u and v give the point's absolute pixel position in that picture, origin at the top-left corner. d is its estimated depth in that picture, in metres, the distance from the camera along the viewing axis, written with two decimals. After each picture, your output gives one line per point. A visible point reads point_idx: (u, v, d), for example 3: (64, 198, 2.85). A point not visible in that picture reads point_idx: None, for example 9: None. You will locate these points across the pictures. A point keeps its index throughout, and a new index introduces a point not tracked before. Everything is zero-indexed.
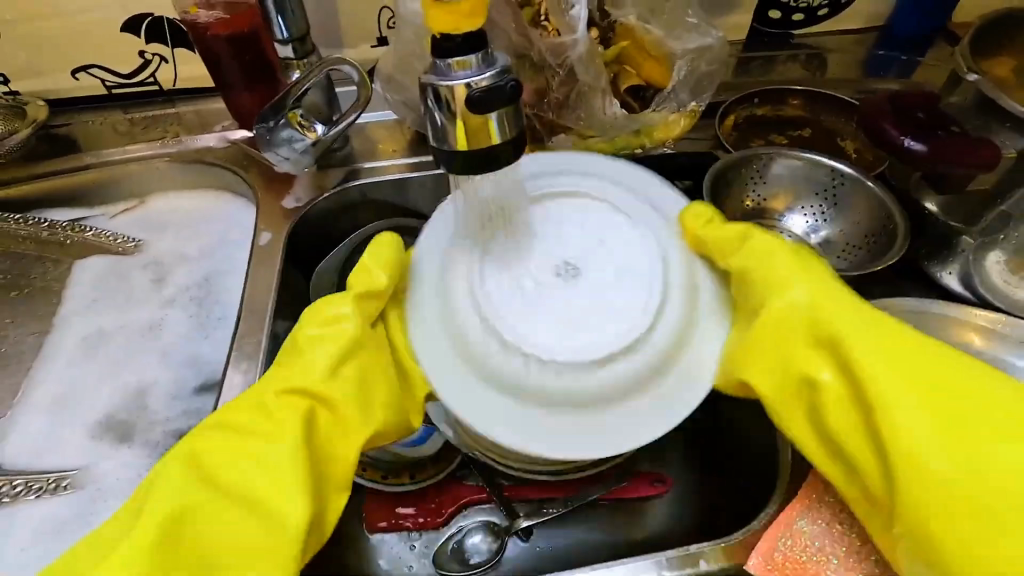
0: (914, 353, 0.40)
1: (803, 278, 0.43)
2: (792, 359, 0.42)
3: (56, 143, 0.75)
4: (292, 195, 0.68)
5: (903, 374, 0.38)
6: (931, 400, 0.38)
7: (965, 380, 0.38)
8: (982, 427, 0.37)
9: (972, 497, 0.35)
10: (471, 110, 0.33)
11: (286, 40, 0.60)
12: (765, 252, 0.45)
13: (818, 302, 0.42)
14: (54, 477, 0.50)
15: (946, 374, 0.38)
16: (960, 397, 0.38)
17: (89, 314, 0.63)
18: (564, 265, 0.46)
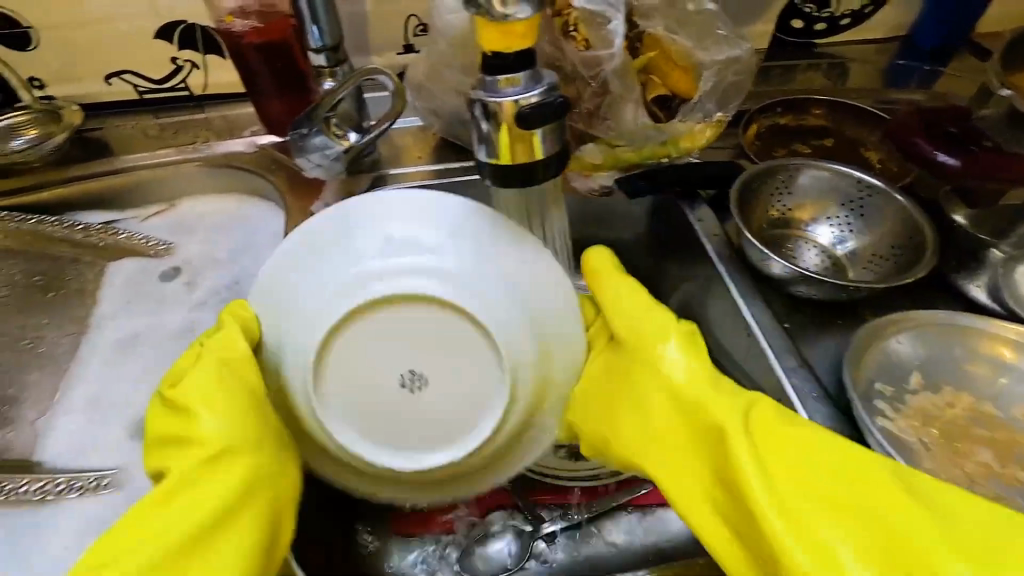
0: (824, 444, 0.39)
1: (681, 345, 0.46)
2: (705, 448, 0.43)
3: (89, 147, 0.77)
4: (322, 200, 0.69)
5: (783, 456, 0.39)
6: (818, 484, 0.37)
7: (857, 467, 0.38)
8: (869, 512, 0.36)
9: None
10: (518, 126, 0.34)
11: (319, 49, 0.61)
12: (651, 311, 0.48)
13: (692, 377, 0.45)
14: (95, 477, 0.52)
15: (844, 462, 0.38)
16: (845, 481, 0.37)
17: (123, 315, 0.65)
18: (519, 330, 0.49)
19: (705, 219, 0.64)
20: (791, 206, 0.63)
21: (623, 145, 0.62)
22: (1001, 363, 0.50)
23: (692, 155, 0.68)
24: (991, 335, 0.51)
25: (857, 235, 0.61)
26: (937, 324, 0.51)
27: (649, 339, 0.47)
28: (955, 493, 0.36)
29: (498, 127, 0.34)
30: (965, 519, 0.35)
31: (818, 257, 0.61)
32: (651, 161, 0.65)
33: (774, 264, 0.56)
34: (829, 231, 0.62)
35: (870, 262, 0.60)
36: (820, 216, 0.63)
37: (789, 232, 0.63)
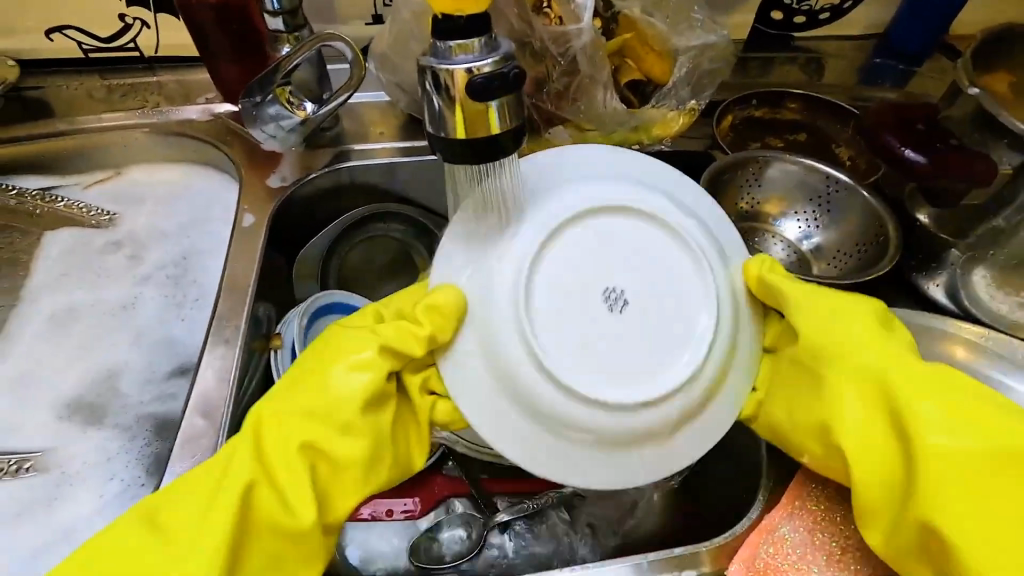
0: (850, 348, 0.39)
1: (874, 348, 0.38)
2: (791, 406, 0.41)
3: (26, 106, 0.71)
4: (278, 172, 0.65)
5: (853, 375, 0.38)
6: (873, 392, 0.38)
7: (833, 337, 0.39)
8: (909, 386, 0.37)
9: (885, 378, 0.37)
10: (471, 98, 0.32)
11: (276, 12, 0.58)
12: (850, 314, 0.40)
13: (805, 334, 0.40)
14: (16, 460, 0.48)
15: (831, 338, 0.39)
16: (834, 354, 0.39)
17: (58, 288, 0.61)
18: (613, 292, 0.39)
19: None
20: (761, 199, 0.63)
21: (592, 129, 0.59)
22: (959, 363, 0.50)
23: (665, 143, 0.66)
24: (949, 335, 0.51)
25: (823, 231, 0.61)
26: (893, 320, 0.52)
27: (827, 317, 0.40)
28: (855, 333, 0.39)
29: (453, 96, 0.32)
30: (876, 430, 0.37)
31: (784, 251, 0.61)
32: (621, 146, 0.62)
33: None
34: (796, 227, 0.62)
35: (834, 258, 0.60)
36: (787, 211, 0.62)
37: (757, 226, 0.63)
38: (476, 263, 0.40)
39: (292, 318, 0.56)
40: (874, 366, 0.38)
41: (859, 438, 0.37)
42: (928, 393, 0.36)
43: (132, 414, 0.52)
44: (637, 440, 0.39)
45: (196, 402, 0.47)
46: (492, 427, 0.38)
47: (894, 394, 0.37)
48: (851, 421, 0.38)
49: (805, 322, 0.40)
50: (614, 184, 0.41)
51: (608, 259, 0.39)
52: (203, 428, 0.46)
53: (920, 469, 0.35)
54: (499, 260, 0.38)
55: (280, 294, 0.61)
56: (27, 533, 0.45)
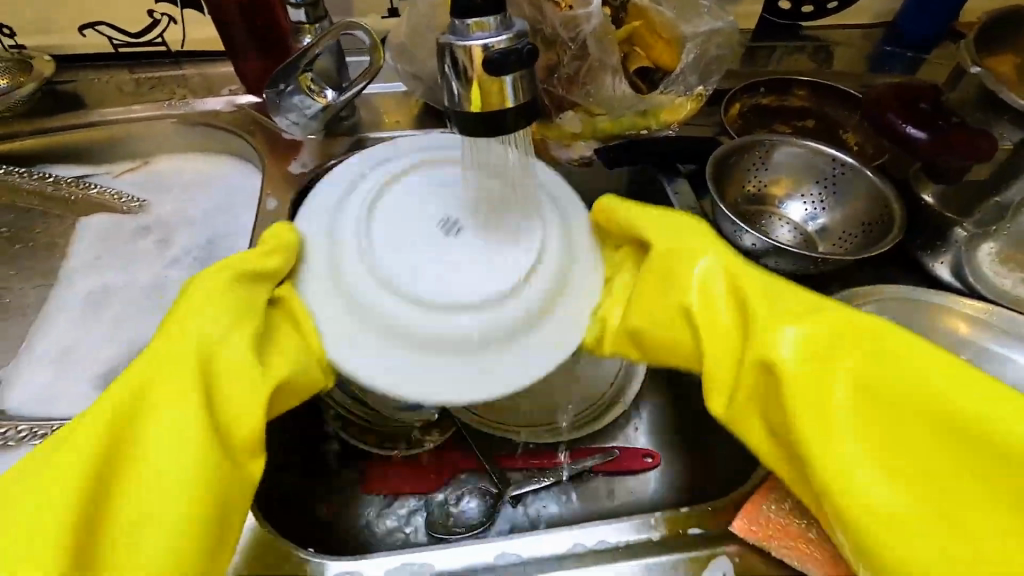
0: (900, 357, 0.38)
1: (710, 250, 0.44)
2: (728, 366, 0.41)
3: (60, 99, 0.75)
4: (299, 160, 0.68)
5: (867, 377, 0.38)
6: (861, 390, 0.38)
7: (908, 369, 0.37)
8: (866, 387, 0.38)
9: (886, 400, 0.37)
10: (487, 73, 0.34)
11: (298, 4, 0.60)
12: (680, 227, 0.47)
13: (723, 271, 0.43)
14: (60, 426, 0.51)
15: (905, 374, 0.37)
16: (926, 397, 0.37)
17: (93, 270, 0.64)
18: (450, 222, 0.48)
19: (682, 192, 0.66)
20: (767, 182, 0.64)
21: (602, 114, 0.61)
22: (962, 338, 0.52)
23: (671, 129, 0.68)
24: (954, 312, 0.53)
25: (829, 212, 0.62)
26: (897, 295, 0.53)
27: (662, 230, 0.47)
28: (918, 356, 0.37)
29: (466, 73, 0.34)
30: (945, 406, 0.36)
31: (790, 232, 0.63)
32: (629, 132, 0.65)
33: (746, 236, 0.56)
34: (801, 208, 0.63)
35: (841, 238, 0.61)
36: (794, 193, 0.64)
37: (763, 208, 0.64)
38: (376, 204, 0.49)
39: None
40: (887, 387, 0.37)
41: (837, 414, 0.37)
42: (871, 374, 0.38)
43: None
44: (505, 337, 0.44)
45: None
46: (399, 358, 0.43)
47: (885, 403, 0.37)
48: (807, 405, 0.37)
49: (691, 257, 0.44)
50: (449, 143, 0.54)
51: (445, 200, 0.49)
52: None
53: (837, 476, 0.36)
54: (336, 226, 0.48)
55: None
56: None
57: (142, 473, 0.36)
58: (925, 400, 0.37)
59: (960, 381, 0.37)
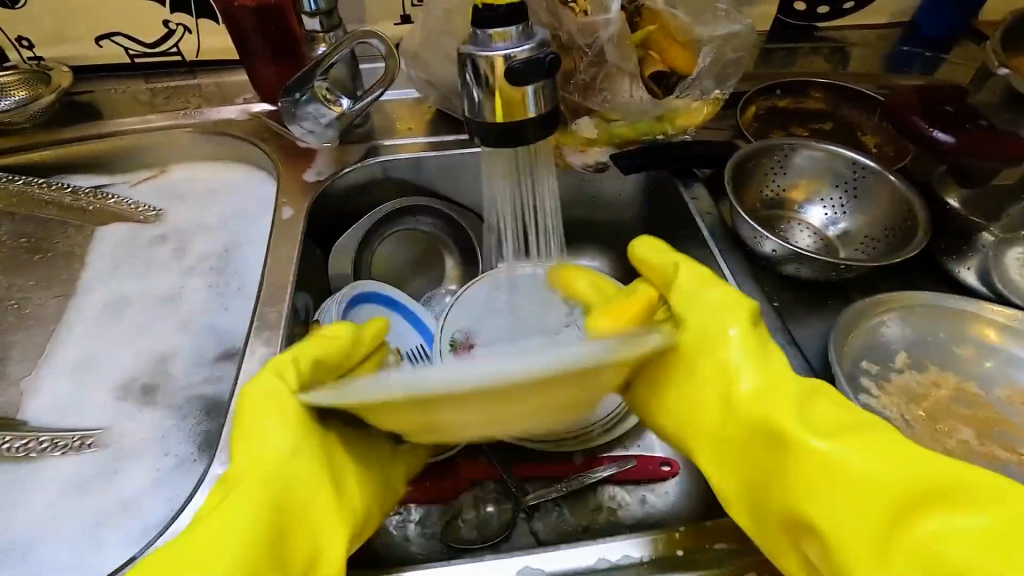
0: (906, 454, 0.33)
1: (736, 320, 0.42)
2: (734, 454, 0.39)
3: (78, 110, 0.76)
4: (313, 168, 0.68)
5: (883, 475, 0.33)
6: (879, 507, 0.32)
7: (902, 478, 0.32)
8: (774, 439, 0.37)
9: (801, 471, 0.35)
10: (510, 83, 0.34)
11: (313, 13, 0.60)
12: (697, 298, 0.44)
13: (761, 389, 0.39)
14: (80, 436, 0.51)
15: (942, 479, 0.32)
16: (948, 505, 0.31)
17: (111, 279, 0.64)
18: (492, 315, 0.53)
19: (698, 196, 0.64)
20: (785, 186, 0.63)
21: (618, 119, 0.62)
22: (987, 345, 0.51)
23: (688, 134, 0.67)
24: (978, 318, 0.52)
25: (850, 216, 0.61)
26: (923, 303, 0.52)
27: (701, 309, 0.44)
28: (908, 456, 0.33)
29: (489, 88, 0.34)
30: (877, 504, 0.32)
31: (810, 237, 0.62)
32: (646, 137, 0.64)
33: (766, 242, 0.55)
34: (821, 213, 0.62)
35: (862, 243, 0.60)
36: (813, 197, 0.63)
37: (782, 213, 0.63)
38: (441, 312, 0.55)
39: (332, 301, 0.60)
40: (854, 481, 0.33)
41: (789, 485, 0.36)
42: (851, 463, 0.34)
43: (183, 395, 0.55)
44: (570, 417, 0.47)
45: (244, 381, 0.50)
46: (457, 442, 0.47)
47: (786, 479, 0.36)
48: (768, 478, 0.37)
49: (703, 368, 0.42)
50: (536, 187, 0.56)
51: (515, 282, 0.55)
52: None
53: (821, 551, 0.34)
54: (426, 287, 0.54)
55: (316, 283, 0.64)
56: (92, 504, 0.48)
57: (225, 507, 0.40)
58: (915, 485, 0.32)
59: (896, 460, 0.33)
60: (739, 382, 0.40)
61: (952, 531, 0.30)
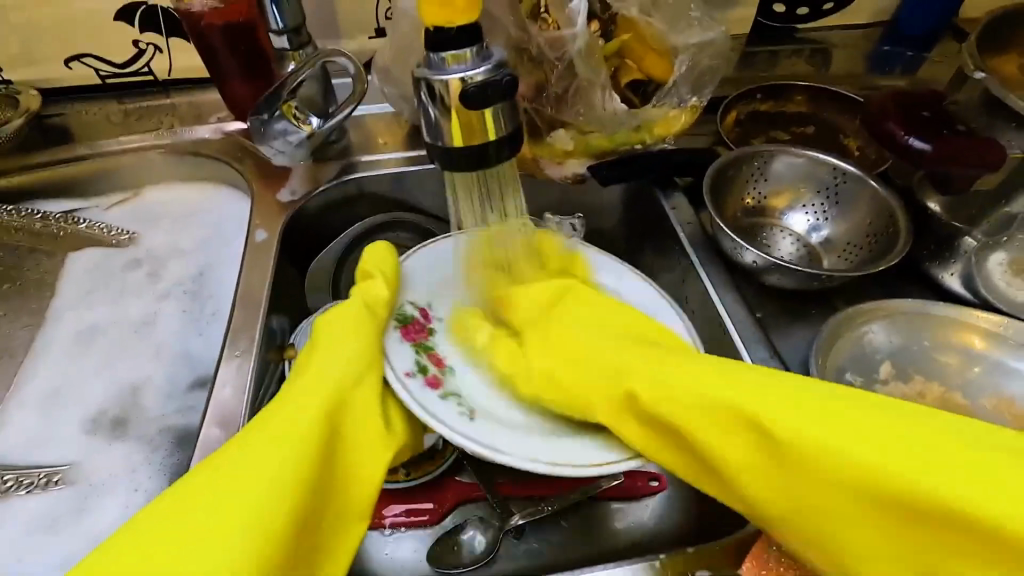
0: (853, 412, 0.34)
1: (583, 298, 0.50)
2: (682, 378, 0.39)
3: (49, 134, 0.74)
4: (287, 187, 0.67)
5: (845, 427, 0.33)
6: (848, 431, 0.33)
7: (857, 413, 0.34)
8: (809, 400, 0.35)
9: (817, 436, 0.33)
10: (466, 106, 0.33)
11: (280, 31, 0.59)
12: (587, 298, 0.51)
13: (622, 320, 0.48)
14: (46, 473, 0.50)
15: (862, 415, 0.33)
16: (866, 420, 0.33)
17: (83, 307, 0.63)
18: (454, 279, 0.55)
19: (679, 206, 0.63)
20: (767, 193, 0.62)
21: (593, 131, 0.61)
22: (972, 353, 0.50)
23: (667, 141, 0.66)
24: (961, 324, 0.50)
25: (832, 222, 0.60)
26: (907, 312, 0.51)
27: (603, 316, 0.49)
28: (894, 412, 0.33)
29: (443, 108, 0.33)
30: (841, 414, 0.34)
31: (792, 245, 0.61)
32: (623, 147, 0.63)
33: (747, 253, 0.54)
34: (804, 219, 0.61)
35: (845, 250, 0.59)
36: (795, 204, 0.62)
37: (764, 221, 0.62)
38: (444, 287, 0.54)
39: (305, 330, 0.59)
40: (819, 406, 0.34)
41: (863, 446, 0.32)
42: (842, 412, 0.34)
43: (155, 426, 0.53)
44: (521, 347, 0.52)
45: (214, 413, 0.48)
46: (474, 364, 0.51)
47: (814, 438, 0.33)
48: (693, 395, 0.38)
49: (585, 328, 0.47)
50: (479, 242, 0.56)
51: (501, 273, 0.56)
52: (219, 438, 0.47)
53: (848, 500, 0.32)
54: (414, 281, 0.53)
55: (291, 304, 0.62)
56: (62, 544, 0.46)
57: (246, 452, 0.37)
58: (882, 429, 0.33)
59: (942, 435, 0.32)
60: (670, 370, 0.40)
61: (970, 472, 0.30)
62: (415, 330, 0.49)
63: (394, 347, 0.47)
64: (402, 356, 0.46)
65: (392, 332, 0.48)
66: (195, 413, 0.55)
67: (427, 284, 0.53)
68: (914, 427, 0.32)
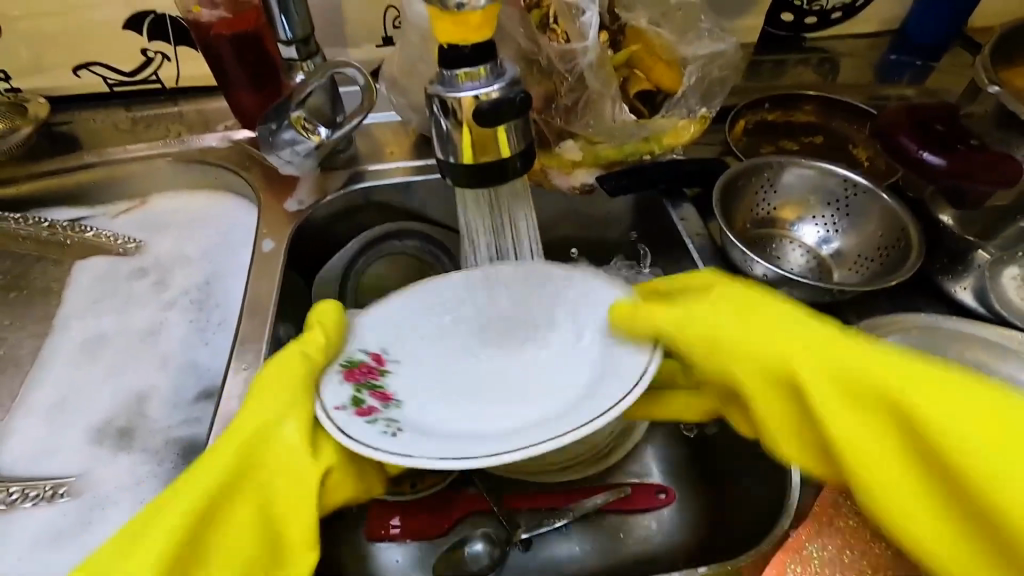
0: (929, 384, 0.30)
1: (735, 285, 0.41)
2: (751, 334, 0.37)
3: (56, 141, 0.74)
4: (295, 197, 0.67)
5: (913, 390, 0.30)
6: (900, 399, 0.30)
7: (941, 389, 0.29)
8: (882, 372, 0.31)
9: (858, 387, 0.32)
10: (478, 122, 0.32)
11: (289, 41, 0.59)
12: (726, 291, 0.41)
13: (750, 301, 0.39)
14: (51, 485, 0.50)
15: (925, 384, 0.30)
16: (940, 395, 0.29)
17: (89, 316, 0.63)
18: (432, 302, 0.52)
19: (687, 217, 0.62)
20: (776, 205, 0.62)
21: (602, 142, 0.61)
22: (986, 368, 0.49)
23: (676, 151, 0.66)
24: (976, 339, 0.50)
25: (843, 235, 0.60)
26: (920, 326, 0.50)
27: (722, 314, 0.39)
28: (995, 399, 0.28)
29: (448, 119, 0.33)
30: (893, 373, 0.31)
31: (802, 257, 0.60)
32: (632, 158, 0.63)
33: (758, 266, 0.54)
34: (814, 231, 0.61)
35: (856, 263, 0.58)
36: (805, 215, 0.61)
37: (774, 232, 0.62)
38: (407, 312, 0.51)
39: None
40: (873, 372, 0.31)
41: (918, 402, 0.30)
42: (903, 373, 0.31)
43: (161, 438, 0.53)
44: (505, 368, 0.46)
45: (221, 426, 0.48)
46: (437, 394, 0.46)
47: (872, 389, 0.31)
48: (783, 331, 0.36)
49: (704, 312, 0.40)
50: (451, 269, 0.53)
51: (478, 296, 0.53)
52: None
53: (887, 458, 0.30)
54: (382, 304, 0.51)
55: (297, 315, 0.62)
56: (66, 559, 0.46)
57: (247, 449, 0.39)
58: (943, 395, 0.29)
59: (998, 408, 0.28)
60: (735, 334, 0.38)
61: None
62: (362, 372, 0.45)
63: (330, 386, 0.43)
64: (337, 392, 0.43)
65: (334, 373, 0.44)
66: (199, 425, 0.54)
67: (393, 319, 0.50)
68: (982, 402, 0.28)
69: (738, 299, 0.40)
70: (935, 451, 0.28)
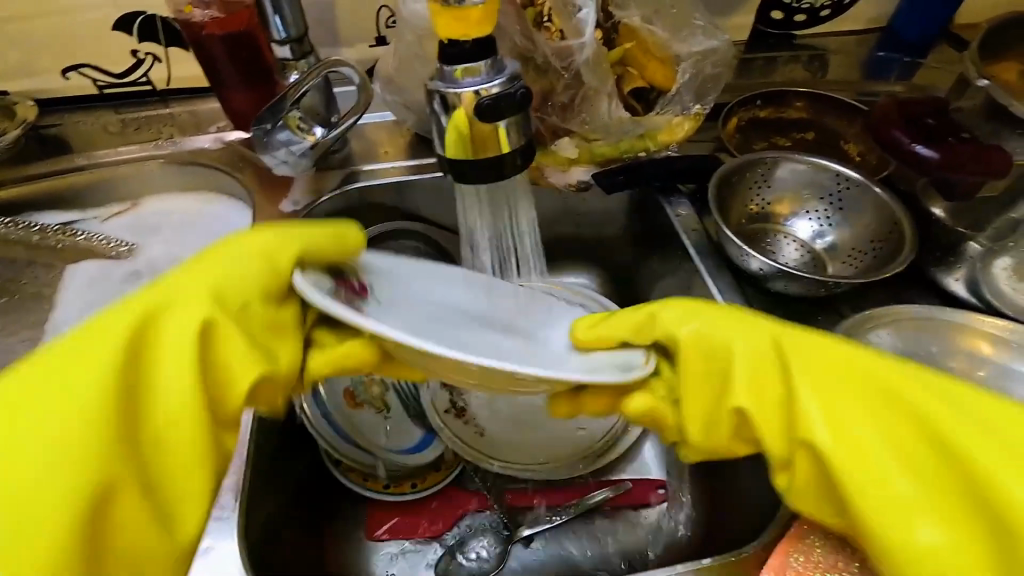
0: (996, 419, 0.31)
1: (748, 321, 0.38)
2: (818, 378, 0.34)
3: (45, 144, 0.73)
4: (290, 198, 0.66)
5: (945, 409, 0.32)
6: (929, 443, 0.32)
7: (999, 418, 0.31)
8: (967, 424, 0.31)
9: (937, 426, 0.32)
10: (480, 118, 0.32)
11: (283, 41, 0.59)
12: (798, 332, 0.37)
13: (780, 337, 0.37)
14: None
15: (993, 419, 0.31)
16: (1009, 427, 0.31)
17: (82, 320, 0.62)
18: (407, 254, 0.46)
19: (682, 213, 0.63)
20: (771, 200, 0.62)
21: (598, 139, 0.61)
22: (979, 358, 0.50)
23: (671, 148, 0.66)
24: (967, 329, 0.51)
25: (837, 228, 0.60)
26: (912, 317, 0.51)
27: (730, 335, 0.37)
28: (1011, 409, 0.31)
29: (447, 111, 0.32)
30: (962, 405, 0.32)
31: (797, 251, 0.61)
32: (628, 155, 0.64)
33: (753, 260, 0.54)
34: (808, 225, 0.62)
35: (850, 256, 0.59)
36: (799, 210, 0.62)
37: (769, 227, 0.62)
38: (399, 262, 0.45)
39: None
40: (942, 428, 0.31)
41: (962, 421, 0.31)
42: (930, 393, 0.33)
43: None
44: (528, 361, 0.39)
45: None
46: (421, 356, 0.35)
47: (946, 437, 0.31)
48: (805, 348, 0.36)
49: (743, 372, 0.37)
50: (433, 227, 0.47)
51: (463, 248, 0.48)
52: None
53: (896, 465, 0.32)
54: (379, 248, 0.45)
55: None
56: None
57: (150, 374, 0.32)
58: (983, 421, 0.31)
59: (977, 403, 0.32)
60: (822, 348, 0.36)
61: (1002, 461, 0.30)
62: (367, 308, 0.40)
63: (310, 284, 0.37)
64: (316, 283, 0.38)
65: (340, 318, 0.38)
66: None
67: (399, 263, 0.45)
68: (968, 401, 0.32)
69: (812, 344, 0.36)
70: (949, 450, 0.31)
